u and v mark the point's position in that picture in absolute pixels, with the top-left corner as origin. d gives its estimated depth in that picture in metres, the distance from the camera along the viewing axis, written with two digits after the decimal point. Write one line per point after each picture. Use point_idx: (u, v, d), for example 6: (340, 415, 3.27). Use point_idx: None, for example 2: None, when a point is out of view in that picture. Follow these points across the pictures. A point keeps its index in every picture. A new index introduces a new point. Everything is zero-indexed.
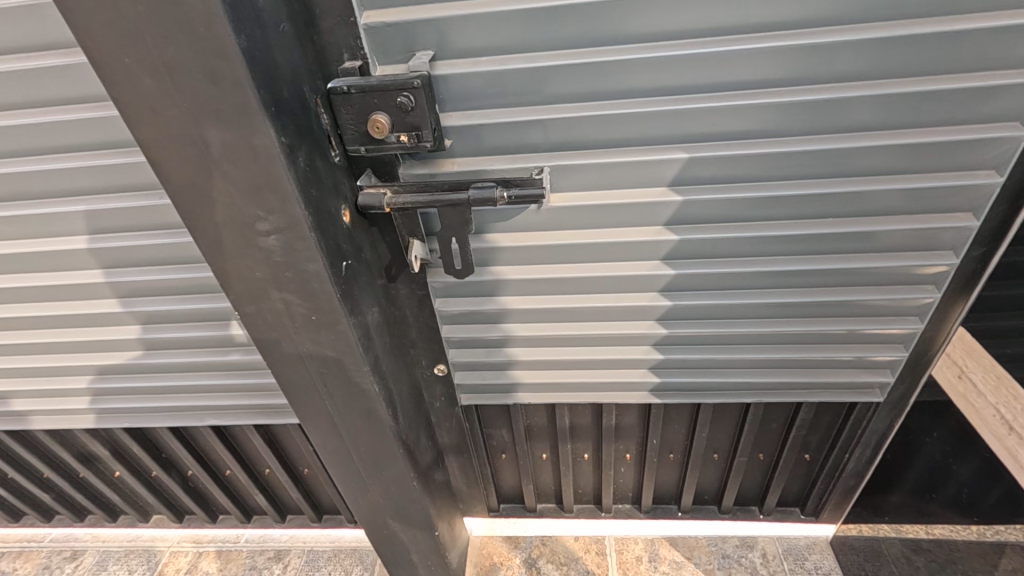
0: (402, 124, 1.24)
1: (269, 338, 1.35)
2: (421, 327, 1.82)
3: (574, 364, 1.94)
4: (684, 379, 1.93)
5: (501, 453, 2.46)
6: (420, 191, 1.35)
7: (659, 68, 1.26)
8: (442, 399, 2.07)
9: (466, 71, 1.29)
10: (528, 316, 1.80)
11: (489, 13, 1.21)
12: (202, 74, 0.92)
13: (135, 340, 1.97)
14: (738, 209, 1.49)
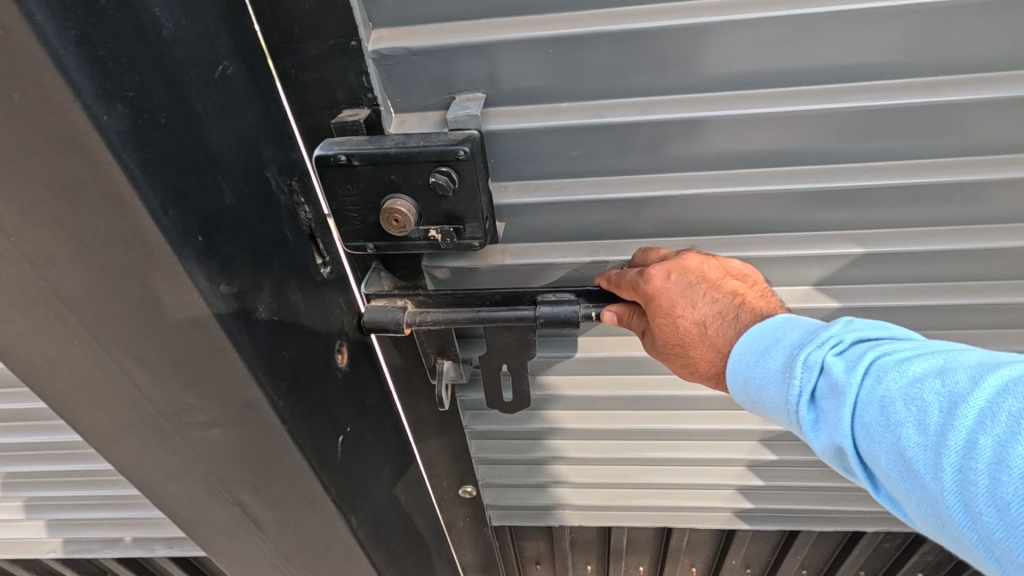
0: (435, 213, 0.77)
1: (220, 548, 0.86)
2: (444, 445, 1.33)
3: (644, 485, 1.47)
4: (794, 503, 1.47)
5: (535, 563, 1.96)
6: (454, 306, 0.89)
7: (848, 122, 0.80)
8: (467, 519, 1.58)
9: (537, 129, 0.82)
10: (589, 436, 1.33)
11: (586, 40, 0.75)
12: (47, 182, 0.46)
13: (53, 465, 1.44)
14: (908, 313, 1.04)
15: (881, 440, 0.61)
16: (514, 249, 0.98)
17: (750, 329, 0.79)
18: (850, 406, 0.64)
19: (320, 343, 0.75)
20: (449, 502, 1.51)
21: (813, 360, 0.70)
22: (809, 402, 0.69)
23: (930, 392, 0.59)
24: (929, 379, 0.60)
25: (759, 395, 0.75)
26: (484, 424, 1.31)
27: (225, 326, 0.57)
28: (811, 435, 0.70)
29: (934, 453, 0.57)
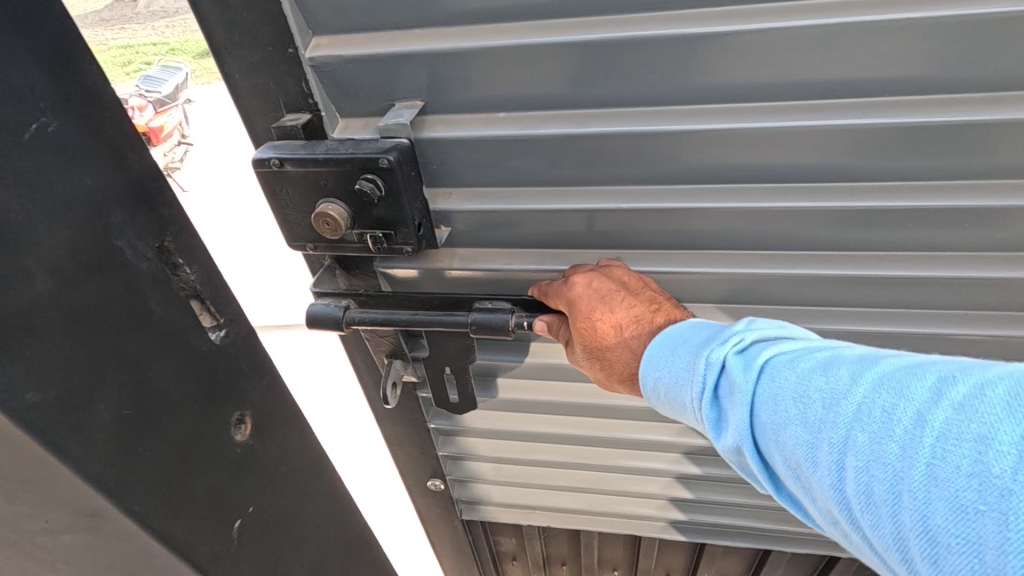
0: (365, 218, 0.80)
1: None
2: (409, 434, 1.38)
3: (608, 492, 1.46)
4: (722, 517, 1.46)
5: (511, 558, 1.95)
6: (392, 307, 0.92)
7: (781, 142, 0.78)
8: (438, 508, 1.63)
9: (486, 138, 0.83)
10: (547, 438, 1.35)
11: (509, 53, 0.75)
12: None
13: None
14: (862, 337, 1.02)
15: (774, 440, 0.60)
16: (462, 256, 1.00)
17: (655, 339, 0.79)
18: (746, 406, 0.63)
19: (210, 425, 0.65)
20: (418, 488, 1.57)
21: (715, 359, 0.69)
22: (711, 399, 0.68)
23: (812, 388, 0.58)
24: (815, 375, 0.59)
25: (675, 392, 0.74)
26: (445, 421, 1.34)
27: (31, 435, 0.46)
28: (718, 437, 0.68)
29: (818, 452, 0.55)
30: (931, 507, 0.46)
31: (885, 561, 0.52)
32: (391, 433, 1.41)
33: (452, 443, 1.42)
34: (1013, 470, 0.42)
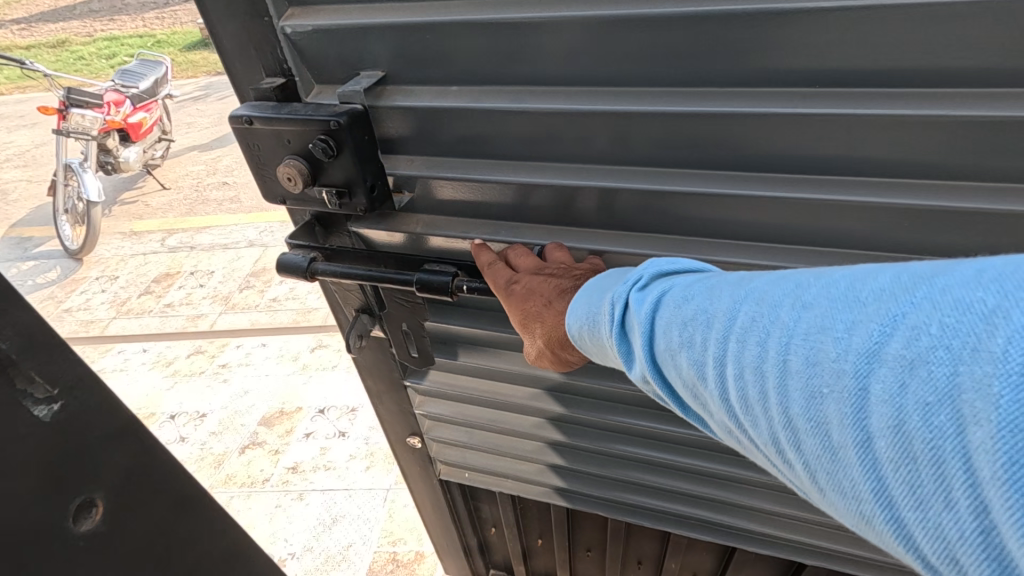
0: (323, 173, 0.92)
1: None
2: (389, 390, 1.52)
3: (572, 462, 1.47)
4: (673, 506, 1.44)
5: (490, 527, 1.93)
6: (349, 265, 1.06)
7: (683, 127, 0.83)
8: (417, 466, 1.74)
9: (473, 109, 0.90)
10: (508, 403, 1.40)
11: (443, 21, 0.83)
12: None
13: None
14: None
15: (669, 363, 0.61)
16: (424, 222, 1.09)
17: (582, 291, 0.80)
18: (644, 335, 0.64)
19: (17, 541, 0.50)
20: (400, 446, 1.70)
21: (620, 295, 0.70)
22: (620, 334, 0.69)
23: (696, 306, 0.60)
24: (699, 297, 0.61)
25: (593, 332, 0.74)
26: (420, 381, 1.45)
27: None
28: (629, 370, 0.69)
29: (704, 364, 0.57)
30: (791, 398, 0.49)
31: (766, 456, 0.55)
32: (374, 389, 1.54)
33: (426, 403, 1.51)
34: (845, 350, 0.46)
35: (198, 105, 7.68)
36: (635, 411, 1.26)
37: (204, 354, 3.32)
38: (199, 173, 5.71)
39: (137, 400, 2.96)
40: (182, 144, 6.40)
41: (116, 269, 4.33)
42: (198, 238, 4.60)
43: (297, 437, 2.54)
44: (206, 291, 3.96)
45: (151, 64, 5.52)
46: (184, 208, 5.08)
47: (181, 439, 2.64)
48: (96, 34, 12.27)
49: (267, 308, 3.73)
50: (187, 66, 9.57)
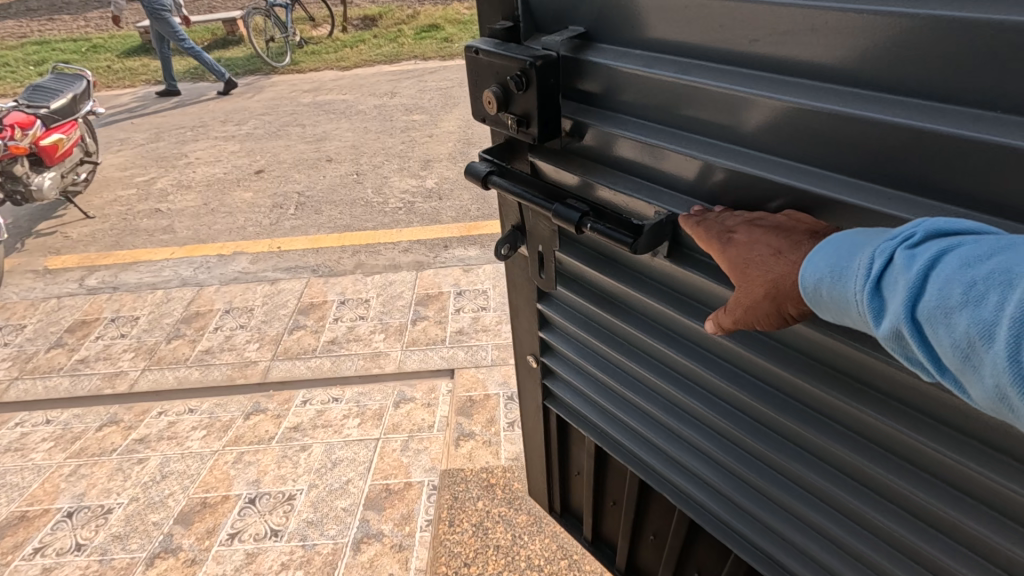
0: (513, 104, 1.11)
1: None
2: (528, 303, 1.56)
3: (666, 441, 1.32)
4: (748, 531, 1.23)
5: (575, 471, 1.79)
6: (515, 184, 1.19)
7: (779, 118, 0.84)
8: (531, 391, 1.75)
9: (644, 74, 0.98)
10: (628, 363, 1.33)
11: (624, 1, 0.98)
12: None
13: None
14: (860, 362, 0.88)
15: (946, 321, 0.58)
16: (583, 167, 1.17)
17: (826, 241, 0.72)
18: (921, 287, 0.60)
19: None
20: (522, 362, 1.73)
21: (883, 249, 0.65)
22: (873, 289, 0.64)
23: (995, 268, 0.57)
24: (1001, 258, 0.57)
25: (834, 285, 0.68)
26: (557, 308, 1.46)
27: None
28: (876, 325, 0.65)
29: (995, 327, 0.55)
30: None
31: None
32: (515, 302, 1.62)
33: (558, 329, 1.52)
34: None
35: (132, 119, 7.04)
36: (740, 415, 1.14)
37: (117, 427, 2.85)
38: (128, 198, 5.15)
39: (29, 491, 2.49)
40: (112, 164, 5.80)
41: (24, 316, 3.79)
42: (123, 276, 4.09)
43: (219, 541, 2.16)
44: (128, 342, 3.49)
45: (69, 78, 4.99)
46: (109, 240, 4.55)
47: (76, 547, 2.20)
48: (26, 36, 11.32)
49: (198, 361, 3.28)
50: (122, 75, 8.82)
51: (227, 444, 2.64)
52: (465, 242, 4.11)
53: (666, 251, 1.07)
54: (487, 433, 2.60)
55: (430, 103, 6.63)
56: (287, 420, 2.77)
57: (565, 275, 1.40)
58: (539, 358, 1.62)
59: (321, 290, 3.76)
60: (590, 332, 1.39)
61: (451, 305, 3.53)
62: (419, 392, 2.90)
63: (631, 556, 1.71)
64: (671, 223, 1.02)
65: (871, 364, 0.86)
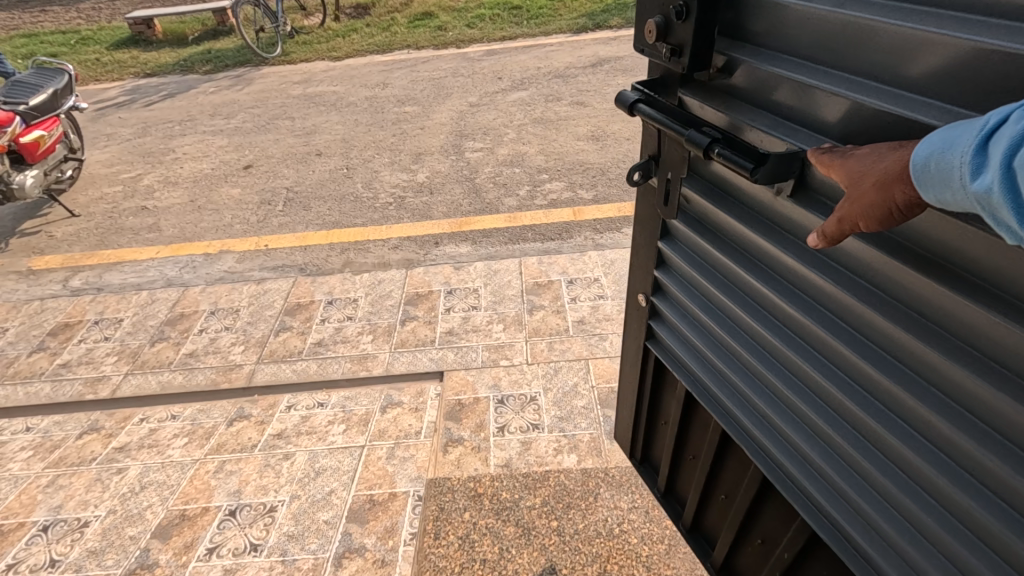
0: (672, 34, 1.07)
1: None
2: (645, 238, 1.48)
3: (724, 361, 1.28)
4: (792, 468, 1.15)
5: (661, 421, 1.68)
6: (655, 113, 1.14)
7: (955, 54, 0.72)
8: (633, 336, 1.67)
9: (803, 7, 0.91)
10: (735, 309, 1.21)
11: None
12: None
13: None
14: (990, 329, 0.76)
15: None
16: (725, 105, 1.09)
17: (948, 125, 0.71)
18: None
19: None
20: (631, 302, 1.64)
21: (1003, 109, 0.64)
22: (977, 147, 0.65)
23: None
24: None
25: (940, 152, 0.69)
26: (677, 248, 1.36)
27: None
28: (970, 182, 0.66)
29: None
30: None
31: None
32: (635, 242, 1.54)
33: (673, 269, 1.41)
34: None
35: (120, 114, 6.92)
36: (800, 342, 1.08)
37: (97, 435, 2.77)
38: (115, 196, 5.05)
39: (5, 502, 2.43)
40: (97, 160, 5.69)
41: (6, 319, 3.70)
42: (107, 277, 4.00)
43: (197, 555, 2.12)
44: (111, 345, 3.40)
45: (49, 73, 4.87)
46: (94, 239, 4.46)
47: (51, 563, 2.16)
48: (17, 28, 11.17)
49: (182, 364, 3.21)
50: (111, 68, 8.68)
51: (209, 452, 2.57)
52: (456, 238, 4.01)
53: (790, 190, 0.98)
54: (475, 438, 2.54)
55: (422, 94, 6.48)
56: (270, 427, 2.70)
57: (691, 212, 1.29)
58: (648, 297, 1.51)
59: (308, 290, 3.67)
60: (702, 274, 1.29)
61: (441, 304, 3.44)
62: (407, 396, 2.82)
63: (701, 514, 1.61)
64: (801, 159, 0.94)
65: (970, 316, 0.78)
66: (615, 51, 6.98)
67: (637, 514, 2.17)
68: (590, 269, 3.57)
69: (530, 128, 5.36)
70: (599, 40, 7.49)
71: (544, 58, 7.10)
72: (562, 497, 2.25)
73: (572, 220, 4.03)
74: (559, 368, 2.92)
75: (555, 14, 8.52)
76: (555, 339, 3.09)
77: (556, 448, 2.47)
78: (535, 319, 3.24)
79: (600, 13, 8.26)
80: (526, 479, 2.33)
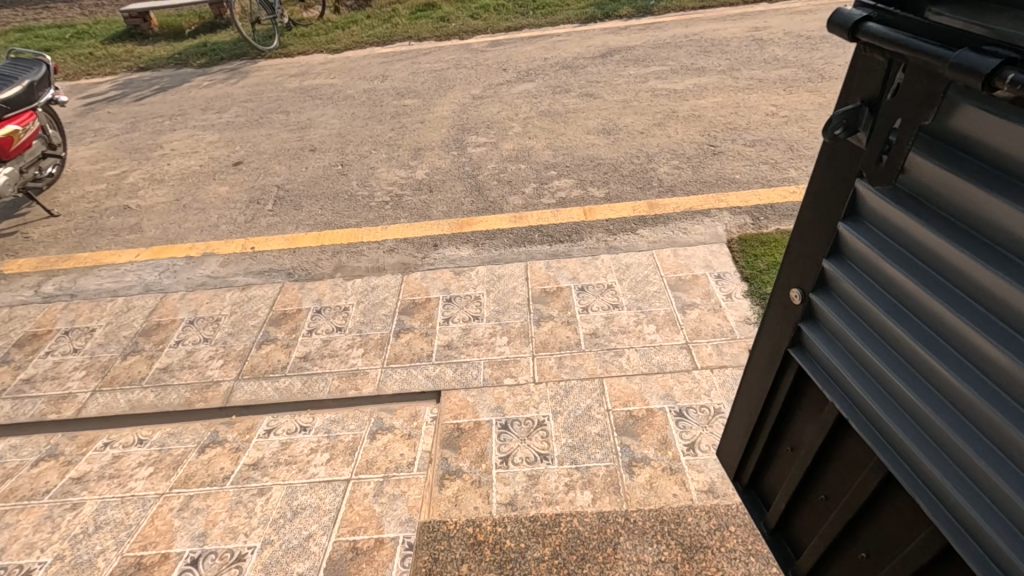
0: None
1: None
2: (819, 217, 1.08)
3: (891, 365, 0.99)
4: (973, 511, 0.85)
5: (788, 447, 1.36)
6: (891, 33, 0.80)
7: None
8: (774, 345, 1.29)
9: None
10: (945, 318, 0.87)
11: None
12: None
13: None
14: None
15: None
16: None
17: None
18: None
19: None
20: (777, 299, 1.26)
21: None
22: None
23: None
24: None
25: None
26: (866, 231, 1.00)
27: None
28: None
29: None
30: None
31: None
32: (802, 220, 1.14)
33: (849, 260, 1.05)
34: None
35: (109, 109, 6.65)
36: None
37: (54, 462, 2.49)
38: (97, 194, 4.77)
39: None
40: (81, 157, 5.41)
41: None
42: (82, 281, 3.71)
43: None
44: (80, 358, 3.12)
45: (27, 64, 4.59)
46: (71, 240, 4.18)
47: None
48: (20, 23, 10.99)
49: (155, 381, 2.92)
50: (104, 63, 8.41)
51: (174, 485, 2.29)
52: (456, 240, 3.69)
53: None
54: (476, 471, 2.25)
55: (423, 87, 6.16)
56: (245, 456, 2.40)
57: (901, 184, 0.91)
58: (806, 293, 1.15)
59: (295, 296, 3.38)
60: (892, 263, 0.95)
61: (440, 313, 3.13)
62: (398, 420, 2.52)
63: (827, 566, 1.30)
64: None
65: None
66: (626, 41, 6.62)
67: (665, 570, 1.89)
68: (604, 275, 3.25)
69: (537, 122, 5.03)
70: (609, 29, 7.14)
71: (551, 48, 6.75)
72: (576, 547, 1.97)
73: (583, 220, 3.71)
74: (571, 388, 2.60)
75: (563, 4, 8.15)
76: (565, 355, 2.78)
77: (567, 484, 2.19)
78: (543, 331, 2.93)
79: (609, 2, 7.88)
80: (532, 525, 2.05)
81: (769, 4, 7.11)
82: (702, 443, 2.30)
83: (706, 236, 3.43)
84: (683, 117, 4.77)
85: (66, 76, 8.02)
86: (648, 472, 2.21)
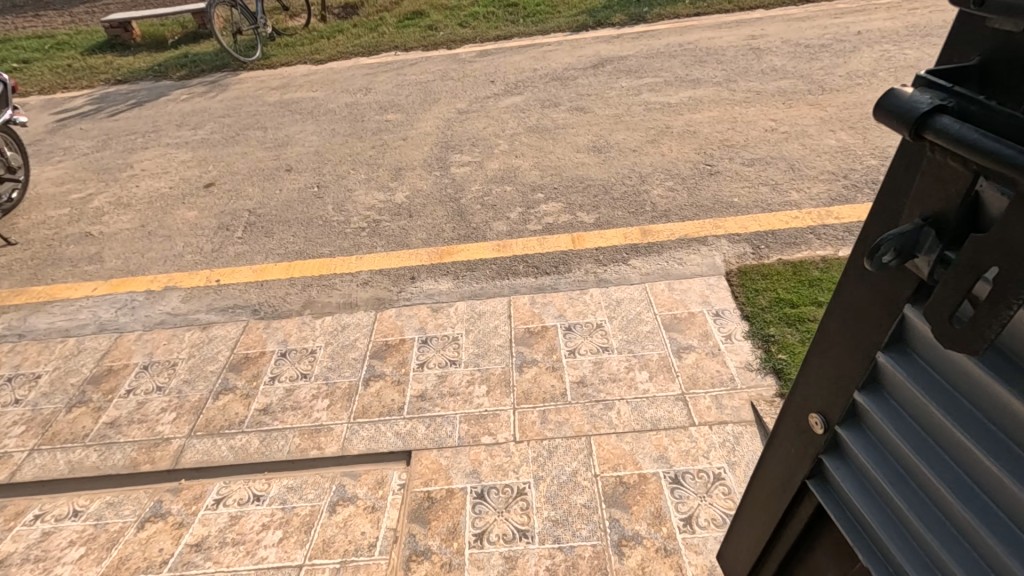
0: None
1: None
2: (848, 339, 0.92)
3: (941, 540, 0.82)
4: None
5: None
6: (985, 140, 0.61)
7: None
8: (785, 463, 1.12)
9: None
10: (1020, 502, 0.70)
11: None
12: None
13: None
14: None
15: None
16: None
17: None
18: None
19: None
20: (791, 416, 1.09)
21: None
22: None
23: None
24: None
25: None
26: (917, 371, 0.83)
27: None
28: None
29: None
30: None
31: None
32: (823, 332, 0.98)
33: (892, 401, 0.89)
34: None
35: (82, 125, 6.39)
36: None
37: None
38: (58, 219, 4.50)
39: None
40: (46, 178, 5.15)
41: None
42: (32, 320, 3.45)
43: None
44: (20, 411, 2.86)
45: None
46: (26, 272, 3.92)
47: None
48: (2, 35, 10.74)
49: (98, 438, 2.65)
50: (81, 75, 8.14)
51: (105, 573, 2.09)
52: (435, 272, 3.44)
53: None
54: (446, 552, 2.01)
55: (407, 101, 5.91)
56: (188, 534, 2.18)
57: None
58: (831, 424, 0.99)
59: (258, 337, 3.12)
60: (954, 420, 0.79)
61: (414, 357, 2.87)
62: (362, 488, 2.26)
63: None
64: None
65: None
66: (619, 51, 6.38)
67: None
68: (593, 312, 3.00)
69: (524, 138, 4.78)
70: (601, 38, 6.89)
71: (541, 58, 6.51)
72: None
73: (571, 249, 3.46)
74: (556, 448, 2.34)
75: (554, 11, 7.90)
76: (550, 408, 2.52)
77: (549, 568, 1.95)
78: (526, 379, 2.67)
79: (602, 9, 7.63)
80: None
81: (766, 11, 6.88)
82: (702, 516, 2.04)
83: (703, 267, 3.18)
84: (678, 134, 4.53)
85: (42, 89, 7.75)
86: (640, 554, 1.96)
